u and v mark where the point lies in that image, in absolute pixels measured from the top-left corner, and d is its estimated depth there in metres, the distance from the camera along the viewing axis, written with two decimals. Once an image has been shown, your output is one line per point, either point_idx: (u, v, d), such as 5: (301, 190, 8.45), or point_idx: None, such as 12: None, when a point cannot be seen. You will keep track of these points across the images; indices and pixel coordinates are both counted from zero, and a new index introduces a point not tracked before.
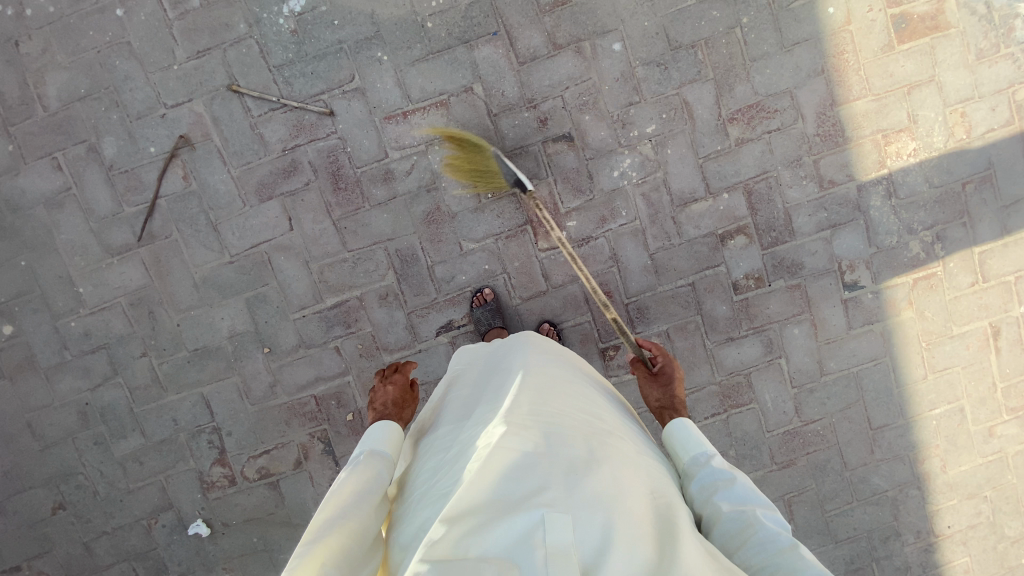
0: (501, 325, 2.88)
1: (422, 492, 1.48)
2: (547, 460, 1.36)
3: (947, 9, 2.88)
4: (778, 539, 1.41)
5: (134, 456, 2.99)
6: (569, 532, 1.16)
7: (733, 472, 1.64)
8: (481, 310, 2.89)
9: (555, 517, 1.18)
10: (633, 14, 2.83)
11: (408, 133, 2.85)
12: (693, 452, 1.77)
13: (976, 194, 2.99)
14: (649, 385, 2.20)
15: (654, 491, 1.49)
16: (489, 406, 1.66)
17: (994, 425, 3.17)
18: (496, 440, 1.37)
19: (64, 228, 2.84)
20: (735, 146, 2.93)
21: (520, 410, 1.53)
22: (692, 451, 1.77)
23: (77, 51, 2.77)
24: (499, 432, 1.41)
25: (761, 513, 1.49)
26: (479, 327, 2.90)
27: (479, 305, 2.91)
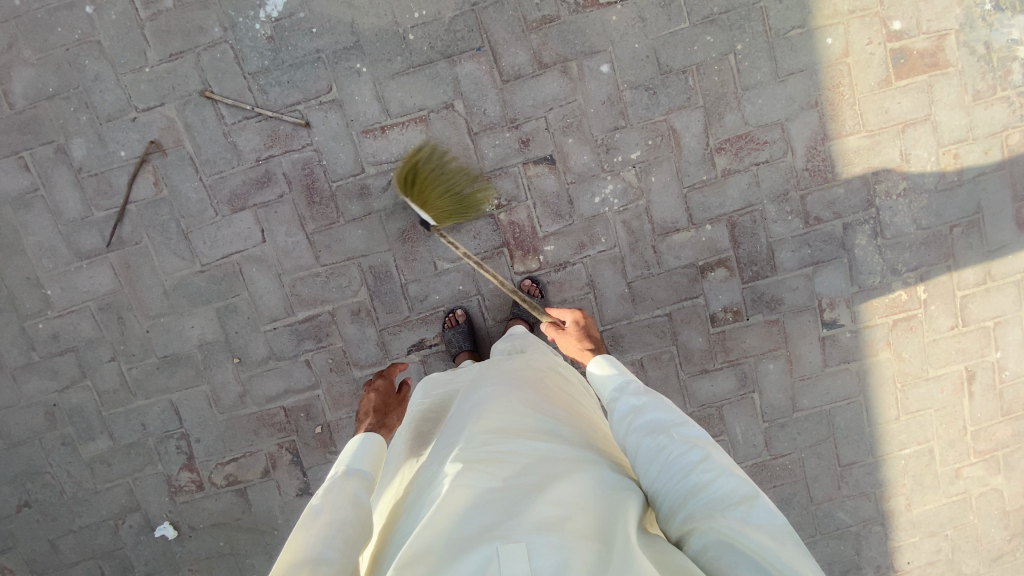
0: (471, 347, 2.82)
1: (394, 539, 1.42)
2: (499, 490, 1.33)
3: (948, 46, 2.80)
4: (691, 454, 1.39)
5: (102, 457, 3.00)
6: (526, 561, 1.13)
7: (647, 396, 1.61)
8: (453, 332, 2.84)
9: (509, 549, 1.14)
10: (623, 36, 2.73)
11: (386, 149, 2.77)
12: (612, 387, 1.72)
13: (963, 237, 2.94)
14: (567, 331, 2.33)
15: (620, 488, 1.43)
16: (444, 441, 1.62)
17: (961, 467, 3.16)
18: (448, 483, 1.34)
19: (32, 229, 2.79)
20: (721, 177, 2.85)
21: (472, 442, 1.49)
22: (613, 381, 1.75)
23: (45, 48, 2.68)
24: (450, 473, 1.38)
25: (670, 429, 1.47)
26: (449, 348, 2.86)
27: (451, 327, 2.86)
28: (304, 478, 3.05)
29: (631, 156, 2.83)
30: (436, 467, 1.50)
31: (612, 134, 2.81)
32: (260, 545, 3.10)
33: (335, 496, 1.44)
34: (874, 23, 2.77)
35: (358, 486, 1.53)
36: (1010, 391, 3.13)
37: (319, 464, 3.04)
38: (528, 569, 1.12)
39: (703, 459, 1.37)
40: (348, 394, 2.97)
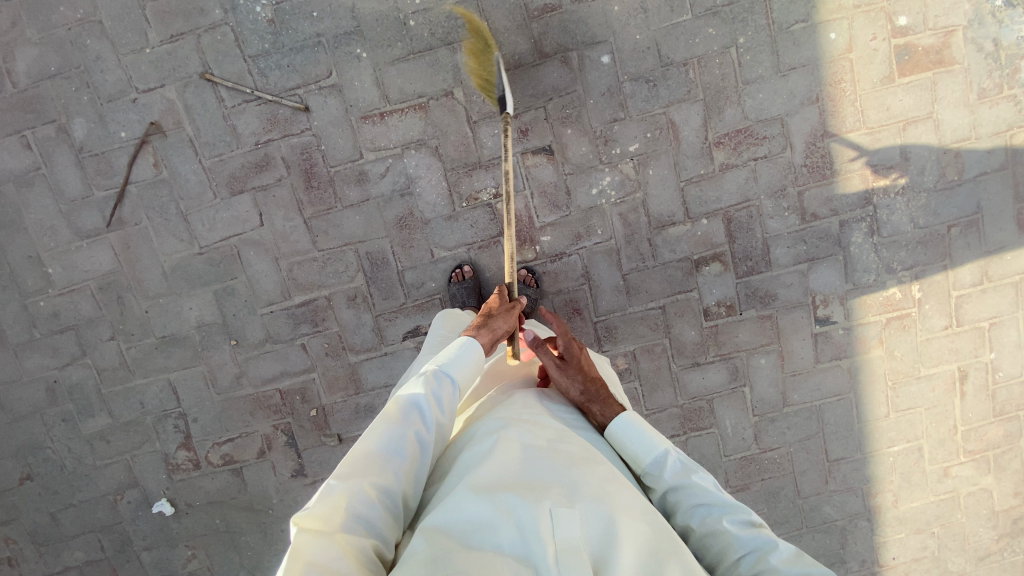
0: (475, 304, 2.80)
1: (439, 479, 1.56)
2: (552, 461, 1.46)
3: (953, 43, 2.78)
4: (757, 546, 1.41)
5: (102, 434, 3.06)
6: (577, 526, 1.26)
7: (691, 475, 1.56)
8: (458, 287, 2.83)
9: (564, 512, 1.28)
10: (625, 27, 2.72)
11: (385, 135, 2.78)
12: (648, 457, 1.64)
13: (960, 238, 2.95)
14: (566, 375, 1.87)
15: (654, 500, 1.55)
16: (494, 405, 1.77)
17: (950, 466, 3.19)
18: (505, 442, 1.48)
19: (34, 207, 2.83)
20: (719, 171, 2.85)
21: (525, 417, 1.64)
22: (646, 454, 1.63)
23: (47, 27, 2.69)
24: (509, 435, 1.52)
25: (725, 522, 1.45)
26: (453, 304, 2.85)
27: (458, 282, 2.85)
28: (298, 460, 3.10)
29: (630, 149, 2.83)
30: (489, 421, 1.64)
31: (611, 125, 2.80)
32: (255, 523, 3.16)
33: (413, 400, 1.58)
34: (879, 18, 2.74)
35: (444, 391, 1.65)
36: (1002, 393, 3.14)
37: (313, 446, 3.09)
38: (580, 533, 1.25)
39: (770, 551, 1.39)
40: (343, 378, 3.01)
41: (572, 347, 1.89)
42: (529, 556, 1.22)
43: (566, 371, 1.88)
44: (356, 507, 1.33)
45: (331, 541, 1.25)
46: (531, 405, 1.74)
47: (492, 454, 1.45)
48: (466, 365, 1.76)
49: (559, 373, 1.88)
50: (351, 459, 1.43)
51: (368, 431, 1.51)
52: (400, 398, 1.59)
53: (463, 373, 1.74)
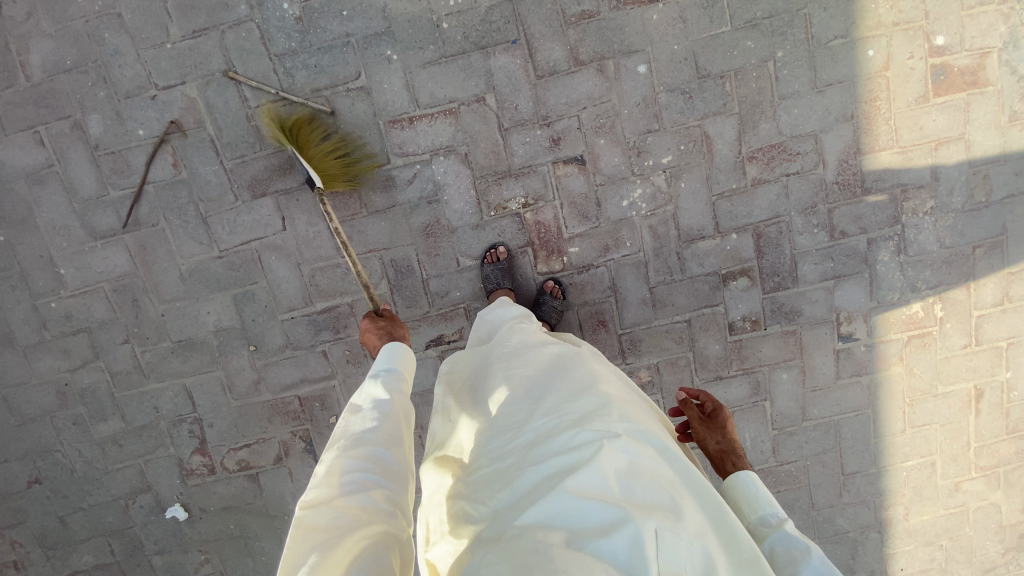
0: (508, 287, 2.80)
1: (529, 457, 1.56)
2: (651, 475, 1.45)
3: (989, 64, 2.76)
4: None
5: (114, 438, 2.99)
6: (681, 556, 1.26)
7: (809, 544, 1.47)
8: (492, 268, 2.79)
9: (670, 536, 1.27)
10: (663, 36, 2.66)
11: (414, 140, 2.71)
12: (761, 512, 1.59)
13: (985, 258, 2.96)
14: (707, 429, 1.87)
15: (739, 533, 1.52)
16: (587, 391, 1.70)
17: (961, 481, 3.24)
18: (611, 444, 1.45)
19: (46, 206, 2.73)
20: (751, 186, 2.83)
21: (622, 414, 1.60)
22: (764, 507, 1.60)
23: (64, 18, 2.59)
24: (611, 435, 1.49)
25: None
26: (485, 285, 2.81)
27: (491, 263, 2.81)
28: (316, 467, 3.05)
29: (662, 161, 2.79)
30: (585, 414, 1.59)
31: (645, 136, 2.76)
32: (270, 529, 3.12)
33: (366, 397, 1.60)
34: (917, 37, 2.72)
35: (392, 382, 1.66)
36: (1015, 411, 3.19)
37: None
38: (682, 561, 1.25)
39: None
40: None
41: (722, 408, 1.88)
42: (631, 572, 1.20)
43: (709, 428, 1.87)
44: (354, 473, 1.35)
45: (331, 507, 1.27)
46: (626, 402, 1.71)
47: (597, 457, 1.41)
48: (405, 358, 1.78)
49: (698, 424, 1.89)
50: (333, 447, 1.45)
51: (344, 420, 1.53)
52: (355, 397, 1.61)
53: (405, 363, 1.77)
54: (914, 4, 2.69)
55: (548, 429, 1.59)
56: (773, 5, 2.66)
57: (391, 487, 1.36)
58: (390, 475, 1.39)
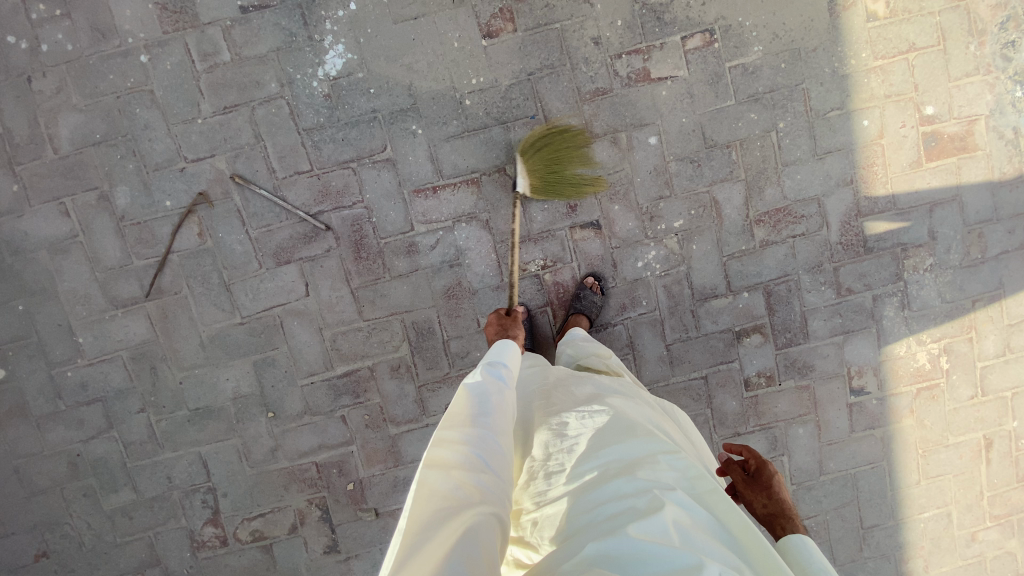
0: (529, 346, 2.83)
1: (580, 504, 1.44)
2: (707, 528, 1.33)
3: (976, 131, 2.95)
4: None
5: (124, 510, 2.90)
6: None
7: None
8: None
9: None
10: (672, 110, 2.81)
11: (437, 208, 2.80)
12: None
13: (984, 312, 3.09)
14: (752, 491, 1.74)
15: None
16: (636, 436, 1.61)
17: (977, 531, 3.25)
18: (663, 492, 1.37)
19: (67, 275, 2.73)
20: (759, 247, 2.94)
21: (666, 459, 1.52)
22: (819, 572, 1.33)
23: (94, 94, 2.64)
24: (663, 485, 1.41)
25: None
26: None
27: None
28: (333, 535, 2.97)
29: (675, 225, 2.90)
30: (636, 461, 1.51)
31: (657, 202, 2.88)
32: None
33: (485, 379, 1.69)
34: (908, 107, 2.91)
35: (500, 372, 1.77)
36: None
37: (349, 521, 2.97)
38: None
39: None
40: (383, 450, 2.93)
41: (768, 465, 1.73)
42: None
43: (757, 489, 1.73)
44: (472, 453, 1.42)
45: (450, 474, 1.34)
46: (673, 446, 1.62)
47: (652, 506, 1.32)
48: (513, 357, 1.94)
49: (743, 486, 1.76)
50: (449, 420, 1.50)
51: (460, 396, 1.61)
52: (469, 380, 1.69)
53: (513, 361, 1.92)
54: (905, 78, 2.89)
55: (595, 479, 1.49)
56: (775, 80, 2.83)
57: (500, 477, 1.43)
58: (499, 464, 1.46)
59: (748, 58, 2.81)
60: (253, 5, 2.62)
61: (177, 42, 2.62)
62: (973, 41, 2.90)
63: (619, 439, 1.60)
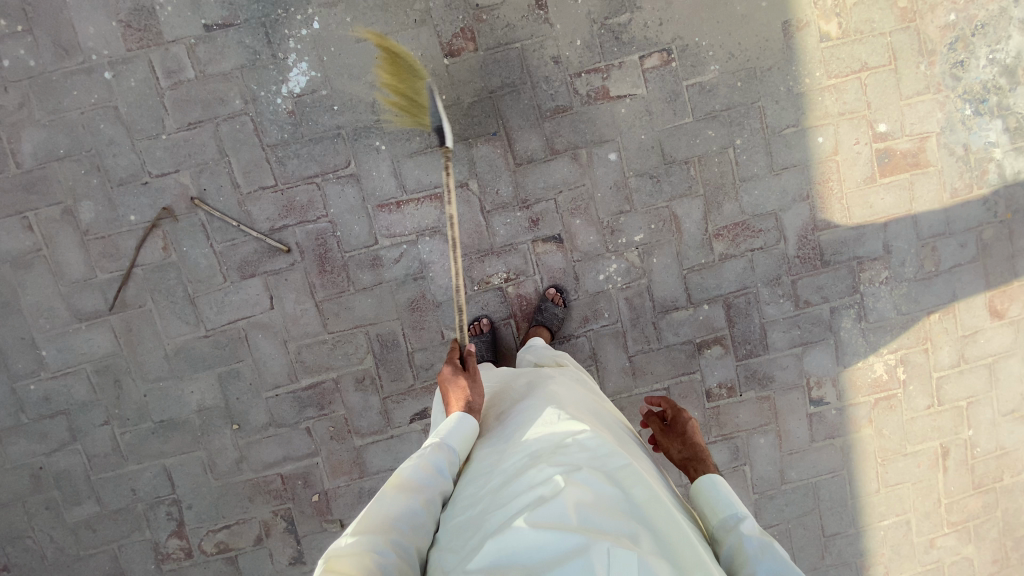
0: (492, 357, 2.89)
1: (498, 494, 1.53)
2: (608, 503, 1.42)
3: (928, 147, 3.03)
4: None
5: (88, 523, 2.90)
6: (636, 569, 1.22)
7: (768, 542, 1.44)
8: (476, 340, 2.90)
9: (622, 552, 1.25)
10: (631, 127, 2.88)
11: (400, 223, 2.85)
12: (723, 513, 1.57)
13: (939, 323, 3.16)
14: (670, 439, 1.97)
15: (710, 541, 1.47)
16: (552, 424, 1.69)
17: (936, 538, 3.31)
18: (567, 475, 1.45)
19: (31, 289, 2.74)
20: (718, 260, 3.01)
21: (578, 441, 1.60)
22: (722, 506, 1.58)
23: (60, 110, 2.67)
24: (569, 467, 1.49)
25: None
26: None
27: (476, 335, 2.91)
28: (298, 546, 2.98)
29: (635, 239, 2.96)
30: (548, 450, 1.59)
31: (618, 217, 2.94)
32: None
33: (412, 476, 1.63)
34: (861, 125, 2.99)
35: (440, 459, 1.70)
36: (981, 467, 3.30)
37: (314, 533, 2.98)
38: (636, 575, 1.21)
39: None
40: (347, 462, 2.95)
41: (682, 414, 1.95)
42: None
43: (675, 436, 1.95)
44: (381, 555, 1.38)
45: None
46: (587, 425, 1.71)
47: (553, 491, 1.41)
48: (467, 436, 1.82)
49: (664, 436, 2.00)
50: (366, 519, 1.48)
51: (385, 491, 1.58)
52: (403, 472, 1.64)
53: (464, 444, 1.80)
54: (857, 97, 2.97)
55: (513, 469, 1.58)
56: (731, 98, 2.91)
57: None
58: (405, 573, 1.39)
59: (705, 77, 2.88)
60: (217, 23, 2.66)
61: (141, 60, 2.66)
62: (923, 61, 2.99)
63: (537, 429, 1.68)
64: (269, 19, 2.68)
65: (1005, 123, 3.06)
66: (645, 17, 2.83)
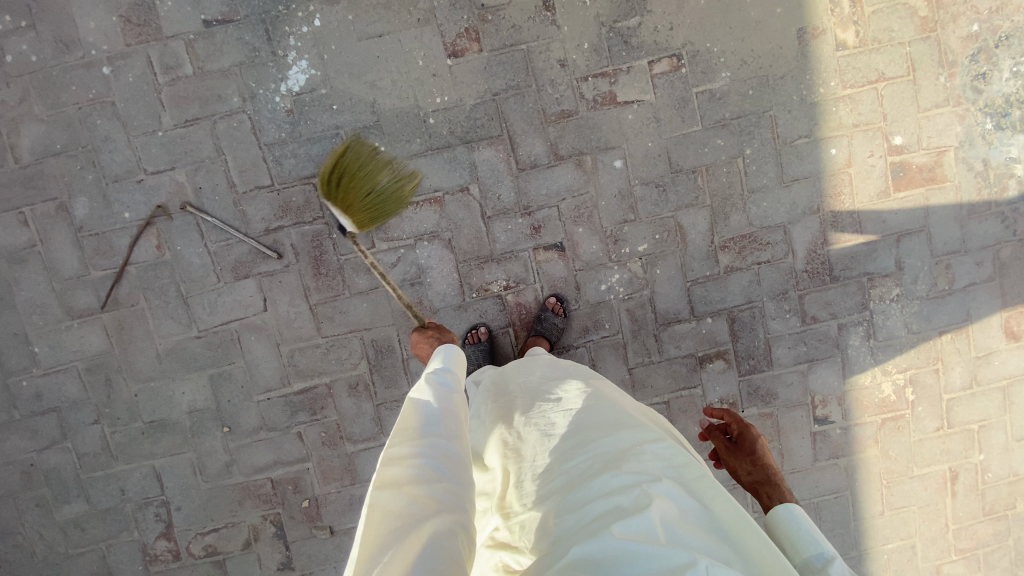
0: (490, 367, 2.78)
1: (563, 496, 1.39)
2: (694, 520, 1.26)
3: (946, 162, 2.93)
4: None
5: (76, 522, 2.86)
6: None
7: None
8: (473, 348, 2.79)
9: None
10: (638, 134, 2.80)
11: (398, 226, 2.78)
12: (809, 551, 1.33)
13: (951, 343, 3.06)
14: (736, 457, 1.82)
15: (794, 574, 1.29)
16: (620, 427, 1.54)
17: (942, 563, 3.20)
18: (648, 486, 1.30)
19: (24, 284, 2.71)
20: (724, 273, 2.92)
21: (651, 446, 1.45)
22: (810, 545, 1.34)
23: (56, 104, 2.62)
24: (648, 477, 1.34)
25: None
26: (468, 364, 2.81)
27: (473, 343, 2.81)
28: (287, 552, 2.93)
29: (638, 249, 2.88)
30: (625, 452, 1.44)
31: (621, 226, 2.86)
32: None
33: (428, 393, 1.52)
34: (876, 137, 2.89)
35: (442, 377, 1.60)
36: (991, 492, 3.19)
37: (304, 539, 2.93)
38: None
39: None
40: (339, 469, 2.90)
41: (750, 429, 1.82)
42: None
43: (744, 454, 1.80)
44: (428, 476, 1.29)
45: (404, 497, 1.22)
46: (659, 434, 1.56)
47: (639, 504, 1.25)
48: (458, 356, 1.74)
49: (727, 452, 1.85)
50: (397, 433, 1.38)
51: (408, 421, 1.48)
52: (413, 394, 1.51)
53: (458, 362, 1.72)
54: (873, 108, 2.87)
55: (579, 471, 1.43)
56: (742, 107, 2.82)
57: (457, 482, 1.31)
58: (455, 468, 1.34)
59: (715, 84, 2.79)
60: (217, 19, 2.61)
61: (139, 55, 2.61)
62: (944, 73, 2.88)
63: (603, 430, 1.54)
64: (269, 16, 2.62)
65: None
66: (656, 21, 2.75)
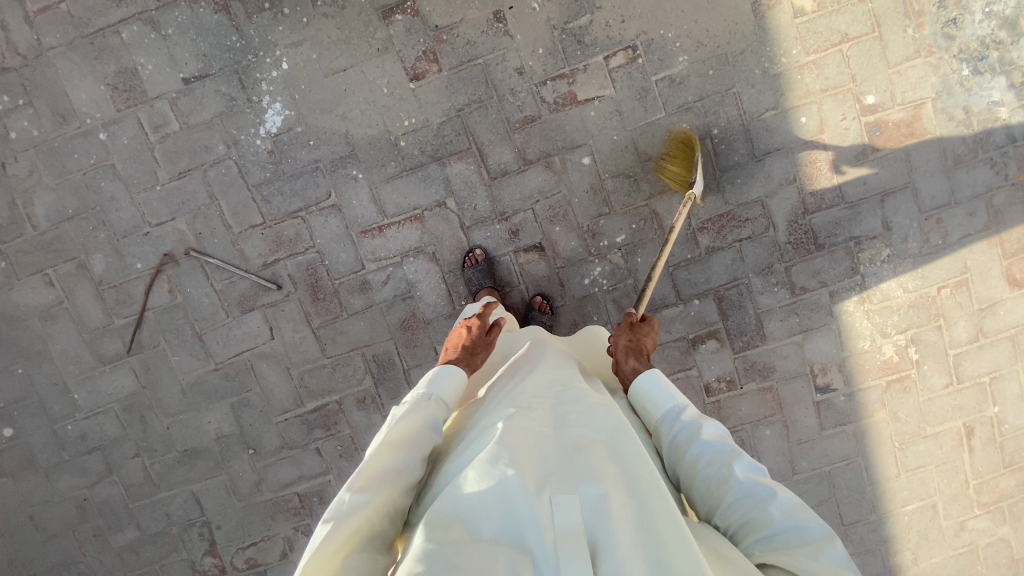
0: (491, 286, 2.86)
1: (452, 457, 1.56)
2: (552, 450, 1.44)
3: (924, 115, 2.86)
4: (756, 492, 1.46)
5: (131, 546, 3.16)
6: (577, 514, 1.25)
7: (702, 421, 1.66)
8: (473, 270, 2.86)
9: (562, 500, 1.27)
10: (603, 129, 2.86)
11: (384, 246, 2.93)
12: (664, 407, 1.74)
13: (951, 298, 2.99)
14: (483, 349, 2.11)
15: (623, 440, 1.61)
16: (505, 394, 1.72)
17: (966, 520, 3.14)
18: (511, 425, 1.46)
19: (58, 338, 3.00)
20: (705, 254, 2.95)
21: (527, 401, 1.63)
22: (669, 406, 1.72)
23: (64, 173, 2.88)
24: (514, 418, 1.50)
25: (736, 466, 1.52)
26: (470, 287, 2.87)
27: (472, 265, 2.89)
28: None
29: (617, 240, 2.94)
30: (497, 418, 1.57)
31: (597, 220, 2.92)
32: None
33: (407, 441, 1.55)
34: (847, 99, 2.85)
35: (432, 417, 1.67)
36: (1011, 444, 3.12)
37: None
38: (577, 519, 1.24)
39: (770, 499, 1.43)
40: None
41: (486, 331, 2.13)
42: (527, 544, 1.22)
43: (485, 344, 2.11)
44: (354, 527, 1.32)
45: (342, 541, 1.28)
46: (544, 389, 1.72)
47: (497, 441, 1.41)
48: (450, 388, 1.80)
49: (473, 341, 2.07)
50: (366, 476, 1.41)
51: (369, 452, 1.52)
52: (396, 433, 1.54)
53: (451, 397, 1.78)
54: (840, 70, 2.83)
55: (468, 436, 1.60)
56: (704, 88, 2.83)
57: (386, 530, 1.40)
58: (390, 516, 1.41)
59: (674, 69, 2.82)
60: (195, 75, 2.81)
61: (130, 118, 2.84)
62: (911, 24, 2.81)
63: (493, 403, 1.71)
64: (240, 66, 2.80)
65: (1009, 79, 2.85)
66: (607, 16, 2.79)
